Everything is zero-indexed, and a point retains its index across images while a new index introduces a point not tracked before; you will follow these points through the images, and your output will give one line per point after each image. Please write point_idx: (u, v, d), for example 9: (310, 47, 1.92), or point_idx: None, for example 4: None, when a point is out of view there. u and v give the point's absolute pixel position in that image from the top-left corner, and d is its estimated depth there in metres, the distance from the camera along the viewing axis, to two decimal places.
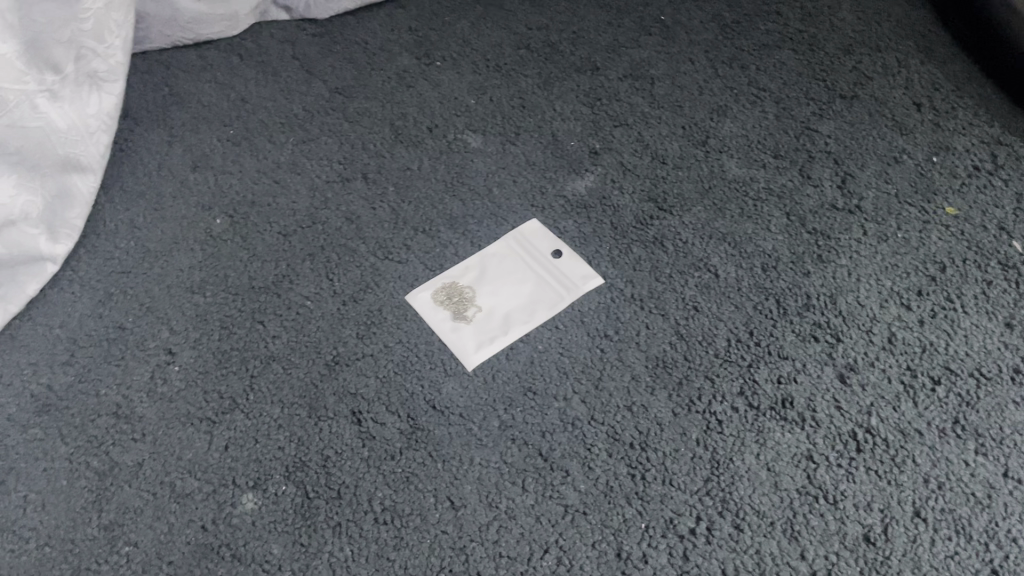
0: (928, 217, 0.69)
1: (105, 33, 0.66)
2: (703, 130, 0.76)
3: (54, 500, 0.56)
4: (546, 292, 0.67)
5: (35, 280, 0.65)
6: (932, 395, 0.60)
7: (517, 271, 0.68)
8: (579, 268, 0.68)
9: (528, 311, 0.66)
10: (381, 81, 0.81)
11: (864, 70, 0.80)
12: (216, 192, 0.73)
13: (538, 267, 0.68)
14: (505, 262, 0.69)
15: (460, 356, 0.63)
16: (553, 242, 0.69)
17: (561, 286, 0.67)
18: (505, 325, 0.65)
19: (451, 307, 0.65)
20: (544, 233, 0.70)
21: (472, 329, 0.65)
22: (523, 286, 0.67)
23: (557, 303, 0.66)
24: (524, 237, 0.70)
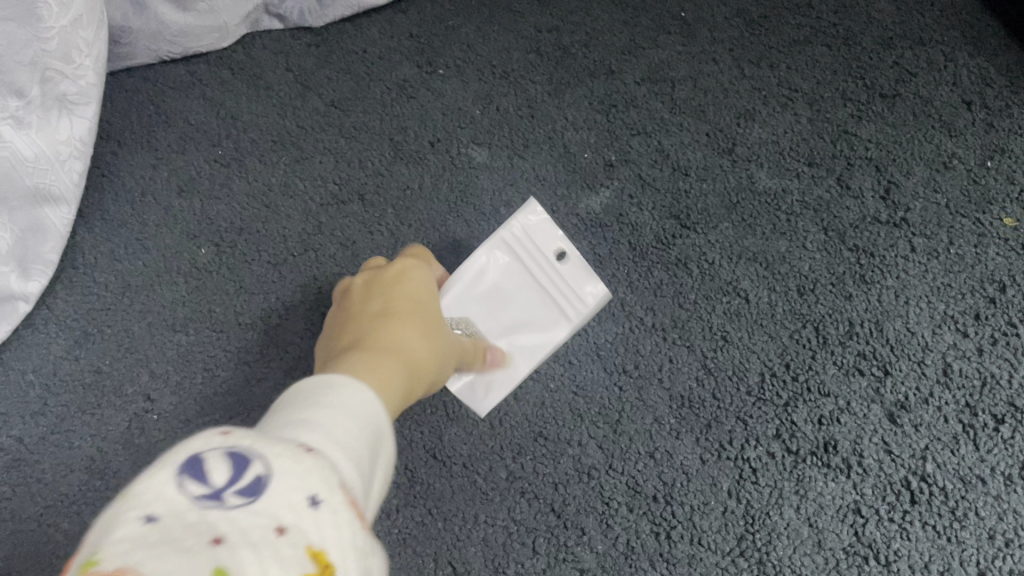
0: (984, 230, 0.63)
1: (73, 53, 0.60)
2: (729, 137, 0.68)
3: (20, 568, 0.54)
4: (550, 306, 0.56)
5: (6, 320, 0.60)
6: (995, 436, 0.54)
7: (514, 279, 0.56)
8: (585, 276, 0.56)
9: (533, 328, 0.56)
10: (379, 93, 0.73)
11: (907, 66, 0.71)
12: (202, 219, 0.68)
13: (540, 274, 0.56)
14: (502, 270, 0.56)
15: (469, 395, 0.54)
16: (555, 242, 0.56)
17: (565, 301, 0.55)
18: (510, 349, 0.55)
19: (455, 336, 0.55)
20: (547, 230, 0.56)
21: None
22: (525, 297, 0.56)
23: (563, 320, 0.55)
24: (522, 237, 0.56)
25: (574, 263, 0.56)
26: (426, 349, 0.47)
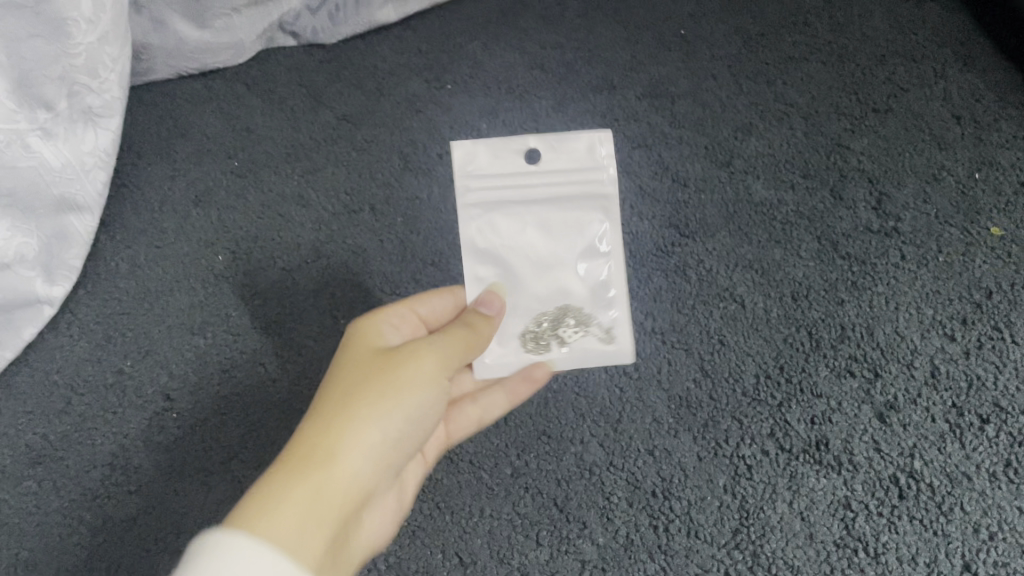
0: (972, 239, 0.65)
1: (99, 69, 0.62)
2: (727, 150, 0.71)
3: (47, 558, 0.59)
4: (581, 197, 0.53)
5: (30, 323, 0.64)
6: (981, 436, 0.58)
7: (519, 212, 0.52)
8: (570, 142, 0.53)
9: (589, 231, 0.53)
10: (389, 108, 0.75)
11: (899, 82, 0.73)
12: (219, 227, 0.71)
13: (535, 181, 0.52)
14: (500, 217, 0.52)
15: (603, 344, 0.53)
16: (506, 148, 0.52)
17: (585, 182, 0.53)
18: (594, 265, 0.53)
19: (542, 326, 0.53)
20: (489, 148, 0.52)
21: (579, 309, 0.53)
22: (552, 217, 0.53)
23: (599, 194, 0.53)
24: (478, 174, 0.52)
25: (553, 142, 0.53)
26: (378, 429, 0.42)
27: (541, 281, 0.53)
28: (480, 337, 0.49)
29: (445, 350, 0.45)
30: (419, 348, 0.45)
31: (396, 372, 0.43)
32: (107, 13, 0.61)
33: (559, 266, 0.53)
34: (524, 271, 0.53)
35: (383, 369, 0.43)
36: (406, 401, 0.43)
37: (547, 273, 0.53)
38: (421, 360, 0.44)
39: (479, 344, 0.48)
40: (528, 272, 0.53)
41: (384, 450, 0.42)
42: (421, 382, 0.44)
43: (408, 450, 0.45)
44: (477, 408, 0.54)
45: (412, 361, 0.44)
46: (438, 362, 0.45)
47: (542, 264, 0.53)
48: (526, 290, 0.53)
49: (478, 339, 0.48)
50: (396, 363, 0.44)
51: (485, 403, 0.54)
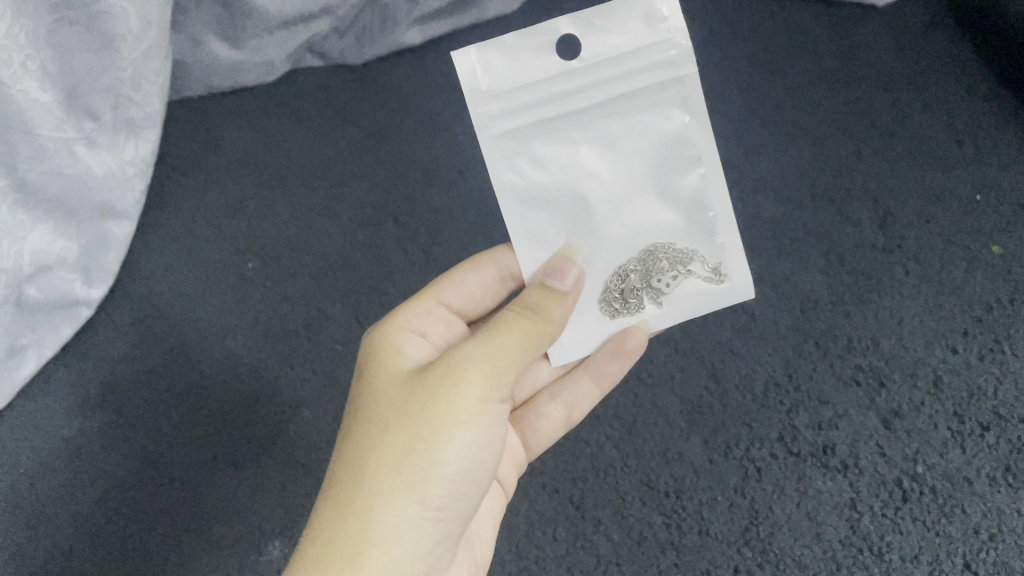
0: (972, 256, 0.70)
1: (142, 81, 0.66)
2: (737, 170, 0.74)
3: (90, 537, 0.70)
4: (646, 88, 0.47)
5: (70, 323, 0.69)
6: (981, 441, 0.66)
7: (571, 126, 0.47)
8: (611, 15, 0.46)
9: (655, 137, 0.48)
10: (412, 123, 0.77)
11: (905, 108, 0.75)
12: (249, 235, 0.75)
13: (581, 83, 0.46)
14: (549, 142, 0.47)
15: (717, 268, 0.50)
16: (523, 48, 0.46)
17: (648, 68, 0.46)
18: (684, 167, 0.49)
19: (633, 275, 0.49)
20: (504, 56, 0.46)
21: (675, 229, 0.49)
22: (615, 128, 0.48)
23: (670, 75, 0.47)
24: (502, 93, 0.46)
25: (588, 21, 0.46)
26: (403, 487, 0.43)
27: (608, 212, 0.49)
28: (530, 340, 0.46)
29: (481, 370, 0.44)
30: (446, 381, 0.44)
31: (418, 420, 0.43)
32: (154, 30, 0.64)
33: (639, 183, 0.49)
34: (597, 201, 0.49)
35: (400, 419, 0.44)
36: (434, 447, 0.43)
37: (625, 196, 0.49)
38: (447, 398, 0.44)
39: (529, 347, 0.46)
40: (601, 202, 0.49)
41: (426, 499, 0.43)
42: (450, 421, 0.43)
43: (472, 487, 0.45)
44: (562, 405, 0.58)
45: (433, 402, 0.44)
46: (474, 388, 0.44)
47: (615, 187, 0.49)
48: (605, 223, 0.49)
49: (524, 347, 0.45)
50: (415, 410, 0.44)
51: (571, 399, 0.58)
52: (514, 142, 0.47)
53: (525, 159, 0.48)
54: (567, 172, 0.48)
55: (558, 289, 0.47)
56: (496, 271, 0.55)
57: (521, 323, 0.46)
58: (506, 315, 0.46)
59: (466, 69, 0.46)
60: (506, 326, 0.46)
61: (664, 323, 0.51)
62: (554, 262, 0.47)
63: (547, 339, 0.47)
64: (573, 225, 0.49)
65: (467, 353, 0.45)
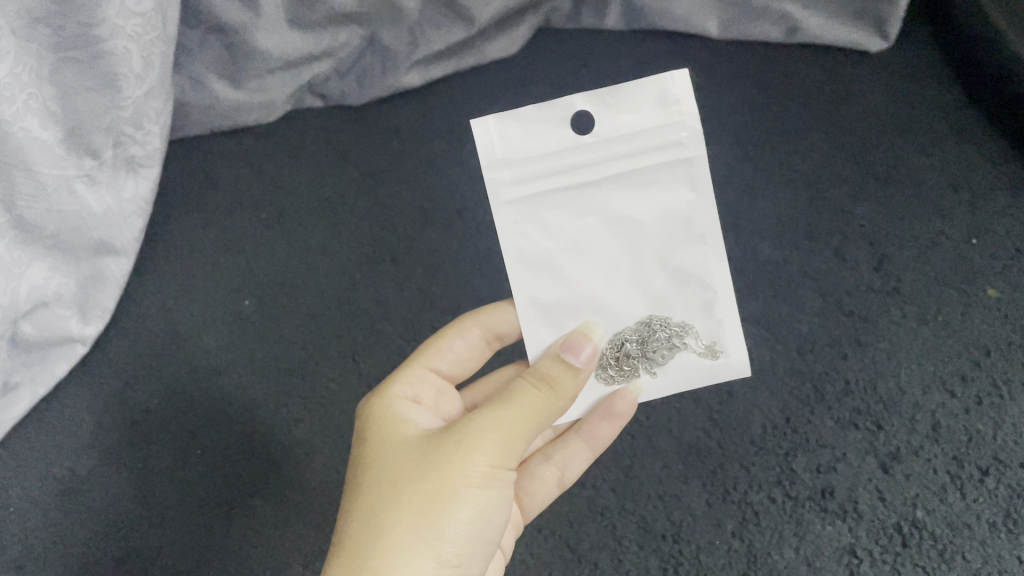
0: (969, 300, 0.71)
1: (144, 120, 0.66)
2: (735, 213, 0.74)
3: None
4: (658, 164, 0.48)
5: (65, 360, 0.69)
6: (981, 486, 0.66)
7: (580, 199, 0.49)
8: (628, 95, 0.47)
9: (662, 210, 0.49)
10: (412, 164, 0.78)
11: (899, 153, 0.76)
12: (247, 273, 0.75)
13: (592, 156, 0.48)
14: (559, 211, 0.49)
15: (714, 342, 0.50)
16: (541, 121, 0.48)
17: (660, 148, 0.48)
18: (689, 243, 0.49)
19: (630, 342, 0.49)
20: (524, 129, 0.48)
21: (676, 304, 0.50)
22: (626, 202, 0.49)
23: (680, 154, 0.48)
24: (516, 161, 0.48)
25: (604, 98, 0.47)
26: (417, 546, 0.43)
27: (609, 282, 0.49)
28: (543, 412, 0.46)
29: (495, 437, 0.44)
30: (459, 447, 0.44)
31: (432, 486, 0.44)
32: (156, 69, 0.64)
33: (644, 256, 0.49)
34: (602, 272, 0.49)
35: (415, 484, 0.44)
36: (449, 512, 0.43)
37: (630, 270, 0.49)
38: (462, 462, 0.44)
39: (541, 418, 0.46)
40: (605, 273, 0.49)
41: (439, 563, 0.43)
42: (464, 486, 0.44)
43: (484, 551, 0.45)
44: (555, 467, 0.57)
45: (448, 467, 0.44)
46: (489, 455, 0.44)
47: (619, 260, 0.49)
48: (608, 295, 0.50)
49: (537, 418, 0.45)
50: (430, 471, 0.44)
51: (563, 460, 0.57)
52: (523, 210, 0.49)
53: (534, 227, 0.49)
54: (573, 242, 0.49)
55: (571, 364, 0.47)
56: (482, 334, 0.56)
57: (533, 392, 0.46)
58: (517, 385, 0.46)
59: (483, 137, 0.48)
60: (518, 396, 0.45)
61: (659, 391, 0.51)
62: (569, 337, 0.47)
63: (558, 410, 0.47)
64: (576, 296, 0.49)
65: (480, 420, 0.45)
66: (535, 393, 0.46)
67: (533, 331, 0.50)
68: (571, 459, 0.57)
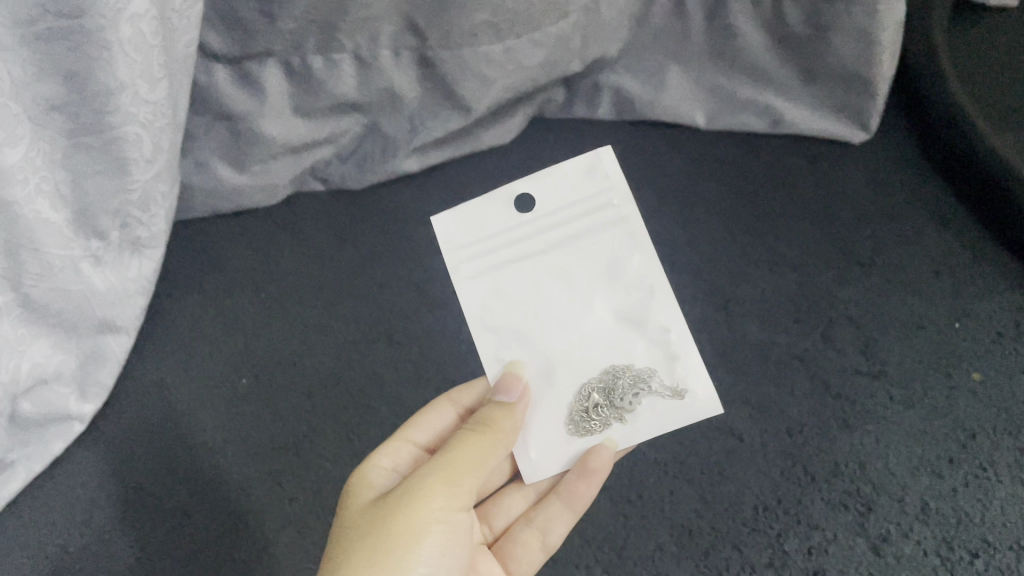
0: (954, 383, 0.72)
1: (151, 203, 0.69)
2: (723, 296, 0.77)
3: None
4: (590, 229, 0.63)
5: (61, 438, 0.69)
6: (971, 569, 0.66)
7: (535, 266, 0.62)
8: (557, 179, 0.63)
9: (601, 269, 0.62)
10: (410, 246, 0.80)
11: (881, 239, 0.78)
12: (245, 352, 0.76)
13: (539, 227, 0.63)
14: (516, 282, 0.62)
15: (677, 383, 0.60)
16: (490, 209, 0.63)
17: (597, 211, 0.63)
18: (635, 293, 0.62)
19: (596, 393, 0.60)
20: (477, 220, 0.63)
21: (634, 345, 0.61)
22: (571, 266, 0.62)
23: (614, 214, 0.63)
24: (474, 246, 0.63)
25: (538, 183, 0.63)
26: None
27: (566, 336, 0.61)
28: (485, 449, 0.52)
29: (443, 480, 0.50)
30: (410, 492, 0.50)
31: (387, 533, 0.48)
32: (165, 154, 0.67)
33: (596, 307, 0.62)
34: (563, 324, 0.62)
35: (370, 533, 0.49)
36: (405, 557, 0.48)
37: (583, 320, 0.62)
38: (414, 508, 0.49)
39: (487, 457, 0.52)
40: (565, 326, 0.62)
41: None
42: (412, 526, 0.49)
43: None
44: (537, 531, 0.62)
45: (401, 514, 0.49)
46: (439, 497, 0.50)
47: (576, 313, 0.62)
48: (569, 343, 0.61)
49: (480, 456, 0.51)
50: (383, 519, 0.49)
51: (544, 523, 0.62)
52: (486, 284, 0.62)
53: (497, 294, 0.62)
54: (532, 302, 0.62)
55: (505, 402, 0.55)
56: (455, 409, 0.62)
57: (477, 437, 0.52)
58: (462, 433, 0.53)
59: (446, 232, 0.63)
60: (464, 441, 0.52)
61: (631, 437, 0.60)
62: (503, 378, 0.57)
63: (500, 446, 0.53)
64: (541, 349, 0.61)
65: (428, 468, 0.51)
66: (479, 436, 0.52)
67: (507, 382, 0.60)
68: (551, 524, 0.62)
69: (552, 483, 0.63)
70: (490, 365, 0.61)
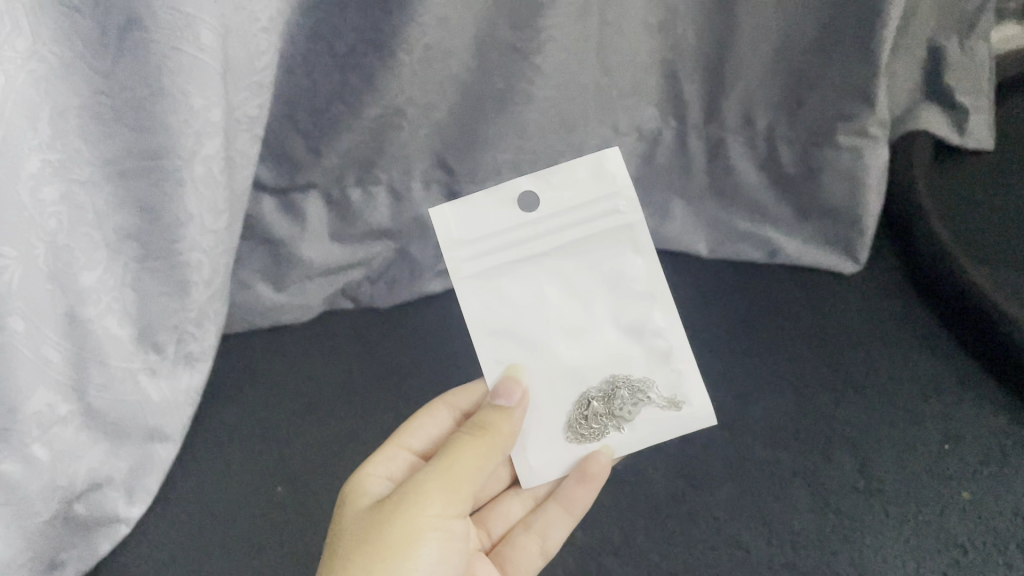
0: (947, 501, 0.77)
1: (205, 319, 0.77)
2: (727, 413, 0.84)
3: None
4: (598, 232, 0.64)
5: (109, 539, 0.75)
6: None
7: (537, 266, 0.64)
8: (563, 176, 0.64)
9: (603, 275, 0.65)
10: (437, 364, 0.88)
11: (874, 363, 0.86)
12: (281, 462, 0.82)
13: (541, 227, 0.63)
14: (519, 283, 0.64)
15: (675, 394, 0.65)
16: (493, 204, 0.63)
17: (603, 214, 0.64)
18: (636, 298, 0.66)
19: (596, 400, 0.64)
20: (479, 215, 0.63)
21: (634, 349, 0.66)
22: (575, 271, 0.65)
23: (620, 217, 0.64)
24: (476, 243, 0.63)
25: (543, 181, 0.64)
26: None
27: (568, 342, 0.65)
28: (481, 455, 0.56)
29: (440, 487, 0.54)
30: (408, 499, 0.54)
31: (384, 538, 0.52)
32: (220, 276, 0.75)
33: (596, 309, 0.66)
34: (563, 326, 0.65)
35: (369, 541, 0.52)
36: (401, 563, 0.51)
37: (584, 326, 0.65)
38: (411, 516, 0.53)
39: (483, 463, 0.56)
40: (564, 328, 0.65)
41: None
42: (412, 535, 0.52)
43: None
44: (536, 536, 0.69)
45: (399, 519, 0.53)
46: (435, 505, 0.54)
47: (576, 318, 0.65)
48: (570, 345, 0.65)
49: (476, 462, 0.56)
50: (382, 526, 0.53)
51: (542, 528, 0.69)
52: (487, 283, 0.64)
53: (498, 295, 0.64)
54: (532, 305, 0.64)
55: (504, 407, 0.59)
56: (449, 414, 0.68)
57: (473, 444, 0.56)
58: (458, 440, 0.57)
59: (444, 226, 0.63)
60: (461, 448, 0.56)
61: (626, 446, 0.65)
62: (501, 385, 0.60)
63: (496, 451, 0.57)
64: (542, 353, 0.64)
65: (426, 476, 0.55)
66: (475, 443, 0.57)
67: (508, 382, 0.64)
68: (550, 530, 0.69)
69: (549, 490, 0.71)
70: (490, 366, 0.64)
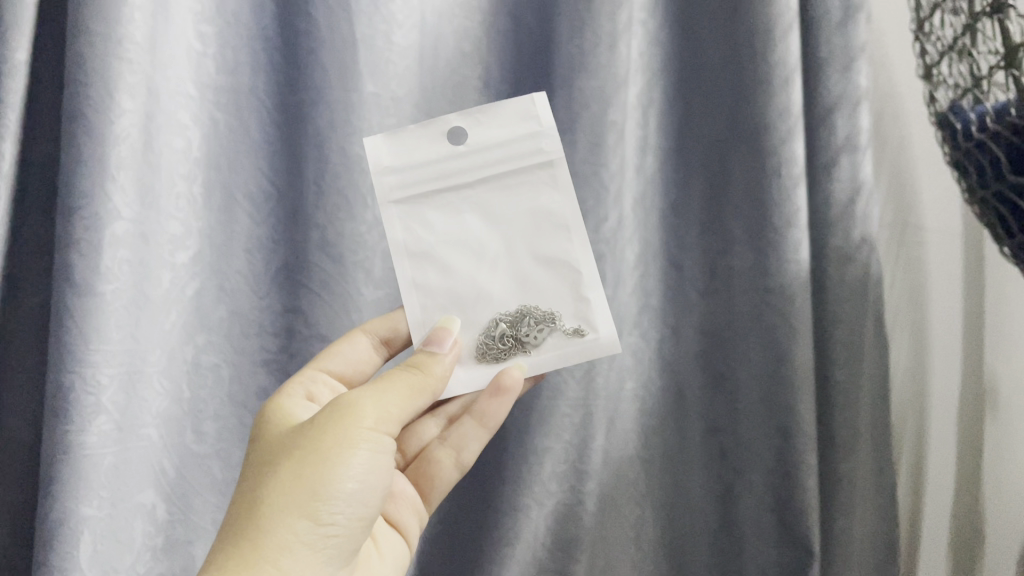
0: None
1: None
2: None
3: None
4: (514, 164, 0.91)
5: None
6: None
7: (462, 198, 0.92)
8: (486, 116, 0.91)
9: (514, 201, 0.92)
10: None
11: None
12: None
13: (468, 158, 0.91)
14: (442, 209, 0.92)
15: (581, 324, 0.90)
16: (426, 132, 0.91)
17: (532, 151, 0.90)
18: (554, 230, 0.92)
19: (506, 323, 0.89)
20: (409, 145, 0.91)
21: (545, 275, 0.91)
22: (491, 200, 0.92)
23: (545, 153, 0.90)
24: (405, 168, 0.91)
25: (470, 120, 0.91)
26: (295, 502, 0.66)
27: (478, 260, 0.91)
28: (412, 393, 0.76)
29: (368, 405, 0.71)
30: (344, 416, 0.70)
31: (318, 444, 0.69)
32: None
33: (512, 244, 0.92)
34: (481, 252, 0.91)
35: (301, 452, 0.68)
36: (333, 464, 0.68)
37: (495, 250, 0.91)
38: (349, 427, 0.70)
39: (415, 391, 0.76)
40: (477, 254, 0.92)
41: (315, 516, 0.67)
42: (343, 450, 0.69)
43: (360, 504, 0.70)
44: (455, 450, 0.94)
45: (331, 428, 0.69)
46: (367, 419, 0.71)
47: (487, 239, 0.92)
48: (482, 265, 0.91)
49: (407, 394, 0.75)
50: (313, 440, 0.69)
51: (458, 443, 0.94)
52: (414, 203, 0.92)
53: (421, 219, 0.92)
54: (452, 225, 0.92)
55: (433, 351, 0.81)
56: (365, 339, 0.92)
57: (408, 386, 0.76)
58: (398, 373, 0.76)
59: (379, 155, 0.91)
60: (398, 378, 0.76)
61: (530, 365, 0.89)
62: (435, 335, 0.83)
63: (422, 395, 0.77)
64: (457, 268, 0.91)
65: (360, 398, 0.72)
66: (410, 377, 0.77)
67: (425, 291, 0.91)
68: (464, 442, 0.94)
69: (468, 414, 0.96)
70: (410, 275, 0.91)
